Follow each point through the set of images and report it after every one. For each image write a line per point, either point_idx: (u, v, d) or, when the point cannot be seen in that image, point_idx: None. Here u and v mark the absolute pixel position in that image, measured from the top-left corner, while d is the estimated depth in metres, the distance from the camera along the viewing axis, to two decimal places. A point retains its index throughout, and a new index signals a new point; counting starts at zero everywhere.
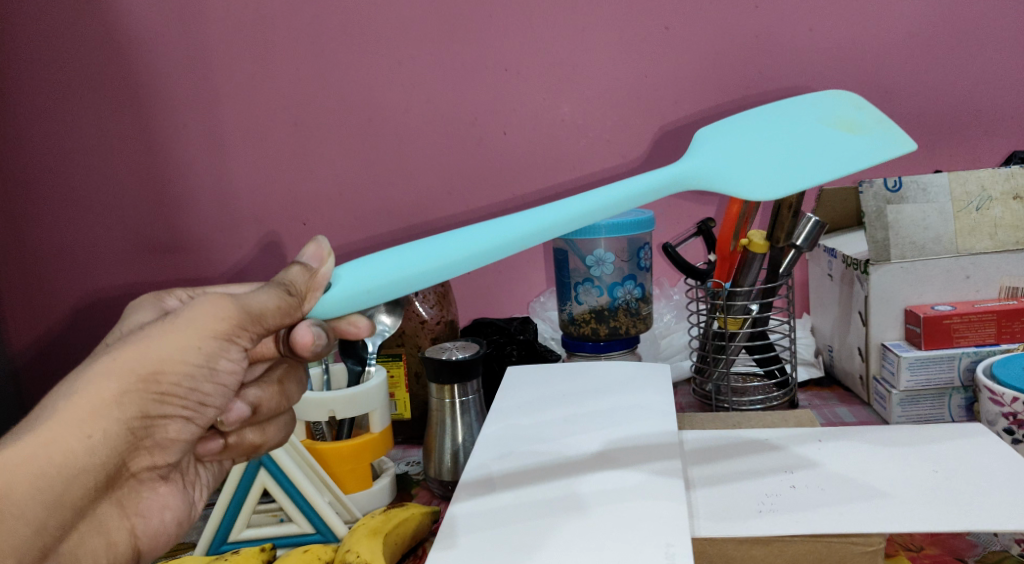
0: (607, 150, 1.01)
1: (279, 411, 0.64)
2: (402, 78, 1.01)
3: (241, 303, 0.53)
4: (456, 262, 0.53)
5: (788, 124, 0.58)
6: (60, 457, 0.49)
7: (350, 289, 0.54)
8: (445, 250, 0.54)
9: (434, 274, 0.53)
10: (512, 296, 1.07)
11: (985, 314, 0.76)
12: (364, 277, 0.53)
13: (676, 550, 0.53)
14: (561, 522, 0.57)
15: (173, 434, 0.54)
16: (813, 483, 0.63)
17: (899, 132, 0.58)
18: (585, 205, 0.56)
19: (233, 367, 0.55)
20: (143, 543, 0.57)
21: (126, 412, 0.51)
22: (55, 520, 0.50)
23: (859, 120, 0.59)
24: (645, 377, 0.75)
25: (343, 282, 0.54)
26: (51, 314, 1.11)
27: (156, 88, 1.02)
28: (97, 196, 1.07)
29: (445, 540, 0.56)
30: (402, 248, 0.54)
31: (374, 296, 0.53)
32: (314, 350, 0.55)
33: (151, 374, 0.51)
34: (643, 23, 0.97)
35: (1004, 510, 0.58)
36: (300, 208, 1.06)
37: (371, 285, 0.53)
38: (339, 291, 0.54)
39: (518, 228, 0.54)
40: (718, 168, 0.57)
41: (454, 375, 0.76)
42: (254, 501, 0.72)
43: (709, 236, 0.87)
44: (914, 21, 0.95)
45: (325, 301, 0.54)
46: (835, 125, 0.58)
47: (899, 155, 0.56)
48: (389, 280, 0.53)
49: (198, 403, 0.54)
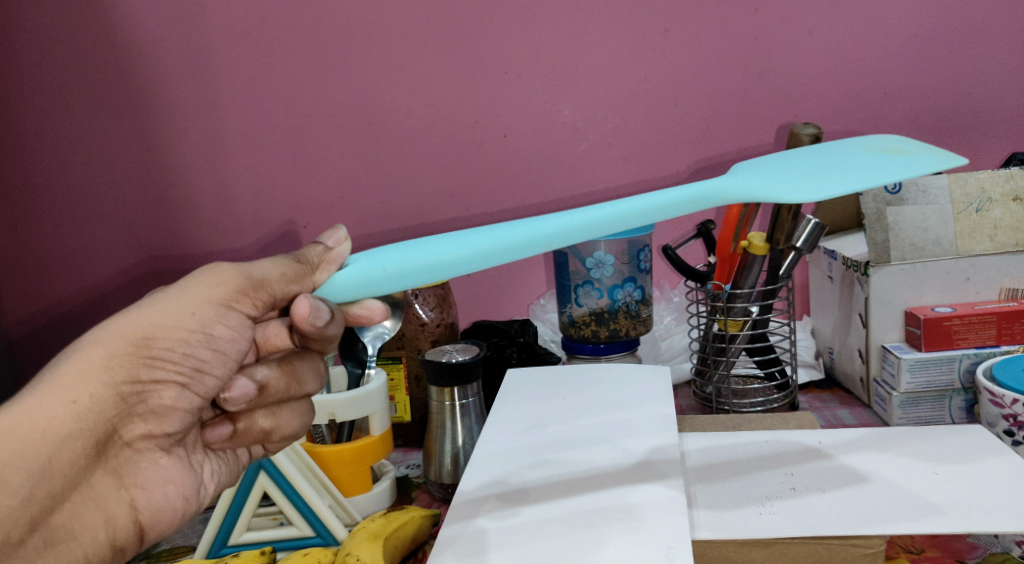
0: (607, 152, 1.02)
1: (289, 394, 0.59)
2: (402, 81, 1.01)
3: (239, 268, 0.54)
4: (475, 254, 0.51)
5: (833, 155, 0.57)
6: (46, 422, 0.49)
7: (364, 274, 0.52)
8: (469, 240, 0.52)
9: (454, 264, 0.51)
10: (512, 298, 1.07)
11: (985, 316, 0.76)
12: (382, 260, 0.52)
13: (677, 553, 0.53)
14: (565, 528, 0.57)
15: (169, 401, 0.54)
16: (813, 485, 0.63)
17: (949, 154, 0.55)
18: (612, 211, 0.53)
19: (232, 335, 0.55)
20: (144, 518, 0.56)
21: (114, 376, 0.51)
22: (42, 490, 0.50)
23: (906, 148, 0.57)
24: (646, 379, 0.75)
25: (362, 266, 0.52)
26: (52, 319, 1.11)
27: (159, 91, 1.02)
28: (98, 199, 1.07)
29: (450, 543, 0.57)
30: (429, 240, 0.52)
31: (387, 277, 0.51)
32: (313, 326, 0.53)
33: (143, 338, 0.52)
34: (642, 25, 0.97)
35: (1007, 512, 0.58)
36: (301, 212, 1.06)
37: (386, 267, 0.51)
38: (356, 274, 0.52)
39: (549, 227, 0.52)
40: (760, 182, 0.55)
41: (454, 378, 0.76)
42: (254, 504, 0.71)
43: (709, 237, 0.87)
44: (913, 22, 0.95)
45: (337, 277, 0.53)
46: (880, 151, 0.57)
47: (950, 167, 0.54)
48: (405, 264, 0.51)
49: (194, 369, 0.54)
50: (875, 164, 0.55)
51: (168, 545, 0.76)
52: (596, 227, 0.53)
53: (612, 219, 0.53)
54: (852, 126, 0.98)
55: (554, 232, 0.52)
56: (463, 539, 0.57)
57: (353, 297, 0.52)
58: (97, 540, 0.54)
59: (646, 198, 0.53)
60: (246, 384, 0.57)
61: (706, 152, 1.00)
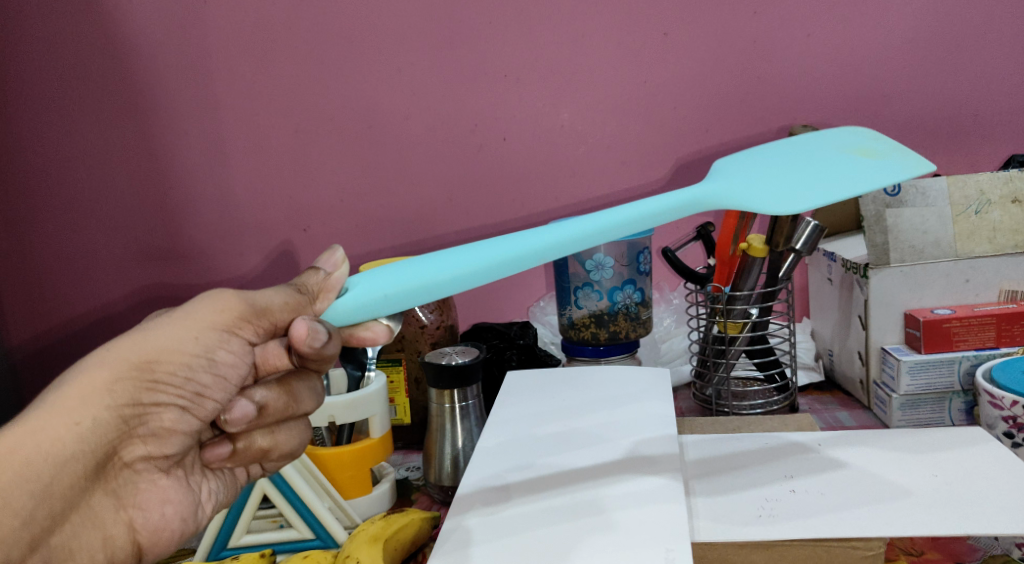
0: (607, 155, 1.02)
1: (287, 413, 0.59)
2: (402, 84, 1.01)
3: (243, 296, 0.55)
4: (473, 271, 0.52)
5: (805, 152, 0.58)
6: (48, 444, 0.49)
7: (368, 296, 0.53)
8: (467, 256, 0.52)
9: (455, 282, 0.52)
10: (512, 300, 1.07)
11: (984, 318, 0.76)
12: (385, 282, 0.53)
13: (676, 555, 0.53)
14: (566, 527, 0.57)
15: (169, 424, 0.54)
16: (813, 487, 0.63)
17: (916, 158, 0.57)
18: (611, 219, 0.53)
19: (234, 361, 0.55)
20: (143, 537, 0.56)
21: (117, 399, 0.51)
22: (43, 510, 0.50)
23: (876, 147, 0.58)
24: (648, 383, 0.75)
25: (360, 290, 0.53)
26: (52, 325, 1.10)
27: (158, 95, 1.02)
28: (98, 201, 1.06)
29: (444, 539, 0.57)
30: (423, 257, 0.53)
31: (391, 299, 0.52)
32: (312, 347, 0.53)
33: (145, 362, 0.52)
34: (641, 28, 0.97)
35: (1002, 514, 0.58)
36: (301, 216, 1.05)
37: (388, 290, 0.52)
38: (355, 298, 0.53)
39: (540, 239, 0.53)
40: (741, 188, 0.56)
41: (454, 381, 0.76)
42: (254, 508, 0.71)
43: (709, 240, 0.88)
44: (912, 25, 0.95)
45: (338, 304, 0.54)
46: (849, 151, 0.58)
47: (918, 174, 0.55)
48: (406, 286, 0.52)
49: (195, 393, 0.54)
50: (851, 168, 0.56)
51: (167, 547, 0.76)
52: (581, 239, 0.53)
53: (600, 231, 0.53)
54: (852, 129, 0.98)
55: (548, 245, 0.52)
56: (460, 533, 0.57)
57: (356, 320, 0.54)
58: (96, 558, 0.54)
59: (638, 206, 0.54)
60: (247, 406, 0.56)
61: (705, 154, 1.01)
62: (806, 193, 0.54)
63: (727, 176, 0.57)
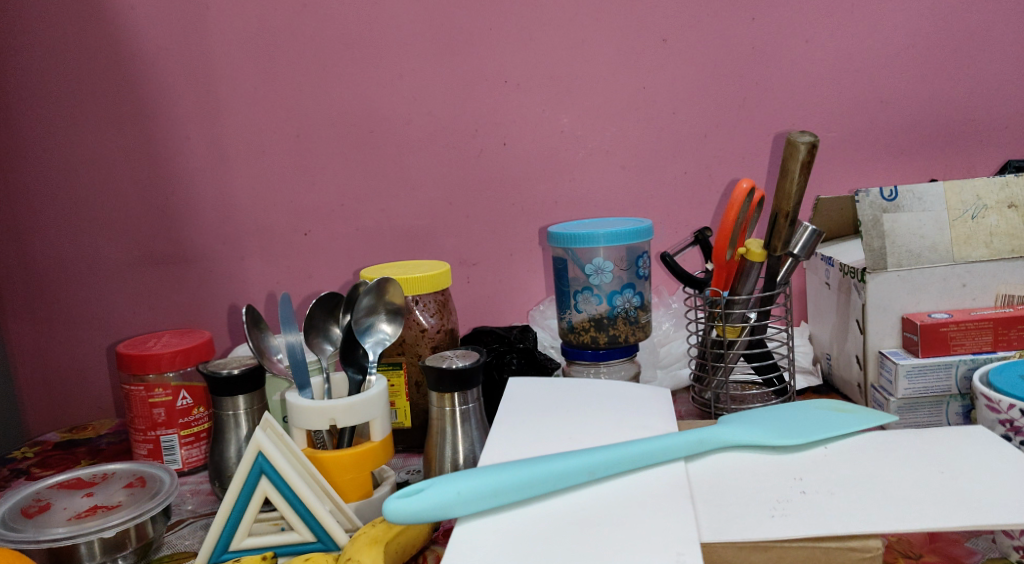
0: (607, 160, 1.02)
1: None
2: (403, 88, 1.02)
3: None
4: (537, 477, 0.60)
5: (796, 411, 0.71)
6: None
7: (436, 497, 0.58)
8: (531, 469, 0.60)
9: (522, 486, 0.59)
10: (512, 304, 1.08)
11: (981, 322, 0.77)
12: (456, 484, 0.59)
13: (687, 559, 0.53)
14: (576, 541, 0.56)
15: None
16: (824, 488, 0.61)
17: (881, 412, 0.70)
18: (637, 446, 0.63)
19: None
20: None
21: None
22: None
23: (850, 406, 0.71)
24: (647, 399, 0.76)
25: (436, 491, 0.59)
26: (49, 331, 1.10)
27: (161, 100, 1.03)
28: (96, 203, 1.06)
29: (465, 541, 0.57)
30: (481, 469, 0.61)
31: (464, 496, 0.58)
32: None
33: None
34: (640, 34, 0.99)
35: (1008, 506, 0.57)
36: (301, 222, 1.06)
37: (460, 489, 0.58)
38: (431, 498, 0.58)
39: (547, 469, 0.60)
40: (748, 431, 0.67)
41: (454, 384, 0.77)
42: (255, 511, 0.69)
43: (707, 245, 0.89)
44: (908, 32, 0.97)
45: (414, 502, 0.58)
46: (831, 408, 0.71)
47: (881, 422, 0.68)
48: (476, 486, 0.59)
49: None
50: (839, 421, 0.69)
51: (165, 550, 0.74)
52: (564, 475, 0.60)
53: (583, 468, 0.61)
54: (849, 135, 0.99)
55: (554, 473, 0.60)
56: (479, 535, 0.57)
57: (427, 516, 0.58)
58: None
59: (609, 452, 0.62)
60: None
61: (703, 159, 1.01)
62: (801, 426, 0.68)
63: (736, 421, 0.68)
